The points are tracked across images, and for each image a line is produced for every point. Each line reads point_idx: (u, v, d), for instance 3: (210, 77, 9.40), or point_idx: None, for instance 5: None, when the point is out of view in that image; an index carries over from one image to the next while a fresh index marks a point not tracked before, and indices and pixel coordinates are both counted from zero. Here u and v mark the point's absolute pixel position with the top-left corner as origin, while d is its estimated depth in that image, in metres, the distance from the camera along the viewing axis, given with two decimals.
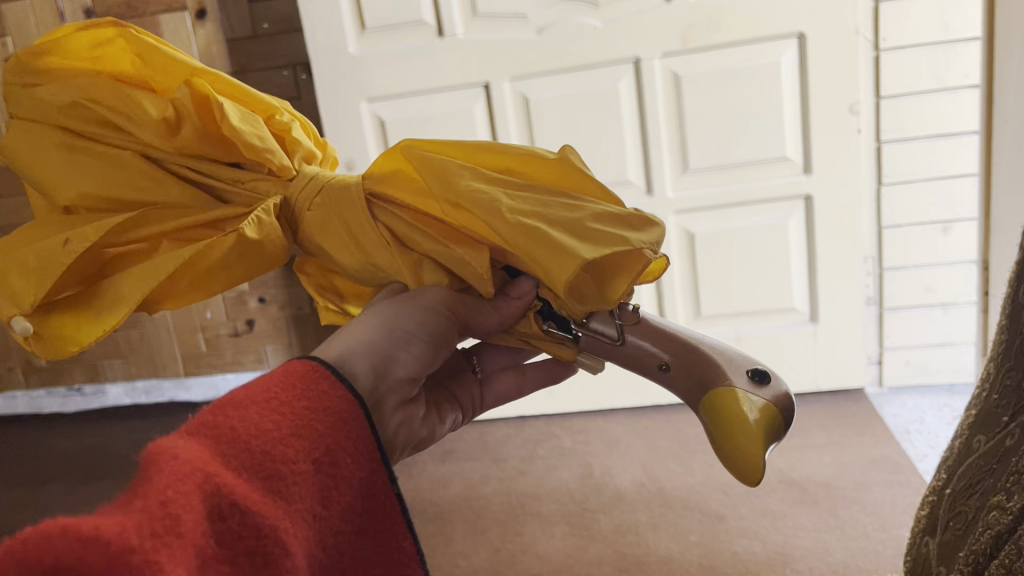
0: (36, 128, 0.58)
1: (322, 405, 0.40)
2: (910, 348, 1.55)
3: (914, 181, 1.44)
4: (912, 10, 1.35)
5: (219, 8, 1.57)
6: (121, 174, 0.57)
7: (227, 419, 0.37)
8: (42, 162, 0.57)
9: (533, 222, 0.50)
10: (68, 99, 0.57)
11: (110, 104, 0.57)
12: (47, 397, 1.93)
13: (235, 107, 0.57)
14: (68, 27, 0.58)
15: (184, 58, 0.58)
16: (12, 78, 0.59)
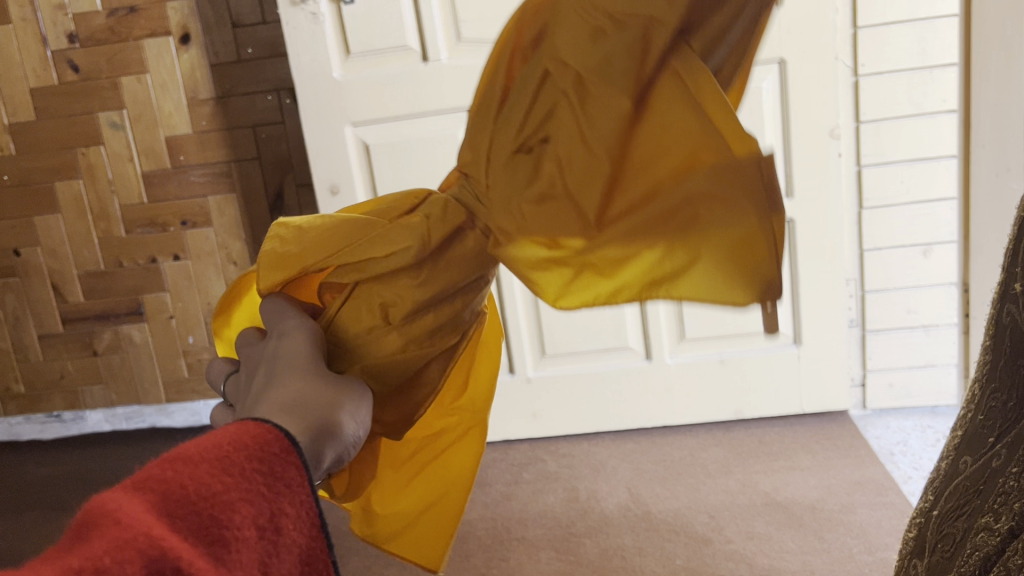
0: (679, 115, 0.42)
1: (274, 471, 0.34)
2: (892, 369, 1.55)
3: (893, 205, 1.45)
4: (890, 36, 1.37)
5: (202, 33, 1.57)
6: (589, 164, 0.44)
7: (176, 476, 0.32)
8: (655, 109, 0.43)
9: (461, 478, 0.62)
10: (681, 171, 0.42)
11: (656, 214, 0.43)
12: (25, 424, 1.90)
13: (559, 283, 0.47)
14: (732, 232, 0.41)
15: (633, 277, 0.45)
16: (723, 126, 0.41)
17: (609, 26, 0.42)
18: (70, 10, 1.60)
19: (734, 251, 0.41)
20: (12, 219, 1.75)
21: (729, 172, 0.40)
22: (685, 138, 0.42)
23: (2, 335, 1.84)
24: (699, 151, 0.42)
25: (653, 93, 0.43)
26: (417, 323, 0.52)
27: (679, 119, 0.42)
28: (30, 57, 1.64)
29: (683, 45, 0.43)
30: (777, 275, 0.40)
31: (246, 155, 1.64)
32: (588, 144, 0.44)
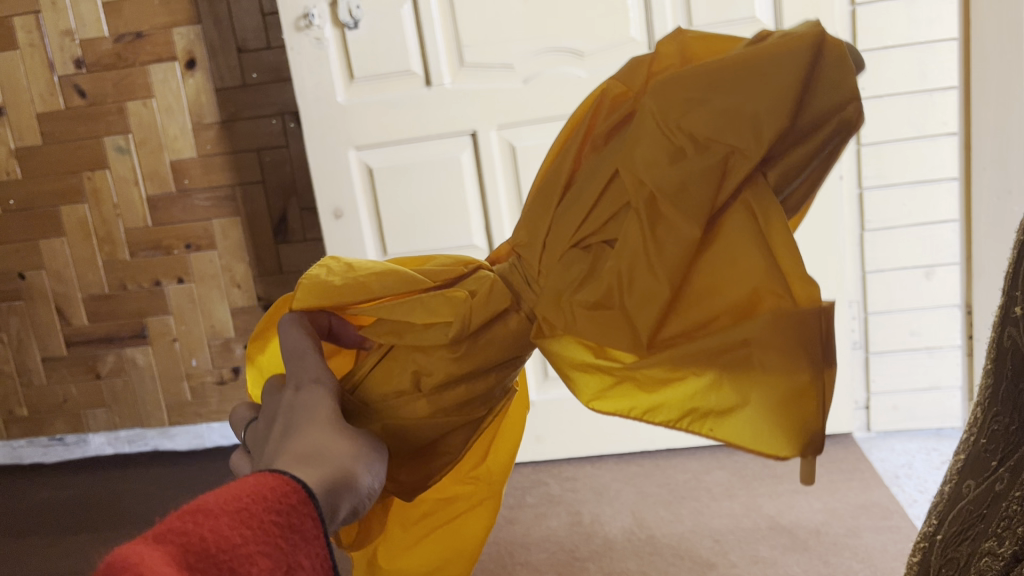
0: (745, 254, 0.45)
1: (291, 523, 0.35)
2: (897, 392, 1.54)
3: (896, 228, 1.46)
4: (890, 60, 1.38)
5: (207, 58, 1.59)
6: (648, 282, 0.46)
7: (195, 527, 0.33)
8: (723, 241, 0.46)
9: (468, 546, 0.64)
10: (732, 306, 0.45)
11: (707, 348, 0.45)
12: (28, 447, 1.89)
13: (596, 382, 0.50)
14: (777, 381, 0.44)
15: (670, 392, 0.48)
16: (784, 279, 0.44)
17: (692, 155, 0.45)
18: (78, 36, 1.62)
19: (778, 399, 0.44)
20: (17, 242, 1.76)
21: (786, 323, 0.43)
22: (745, 274, 0.45)
23: (6, 358, 1.84)
24: (759, 297, 0.45)
25: (723, 223, 0.46)
26: (444, 395, 0.56)
27: (741, 253, 0.45)
28: (37, 82, 1.66)
29: (760, 178, 0.46)
30: (816, 428, 0.43)
31: (250, 178, 1.65)
32: (656, 266, 0.46)
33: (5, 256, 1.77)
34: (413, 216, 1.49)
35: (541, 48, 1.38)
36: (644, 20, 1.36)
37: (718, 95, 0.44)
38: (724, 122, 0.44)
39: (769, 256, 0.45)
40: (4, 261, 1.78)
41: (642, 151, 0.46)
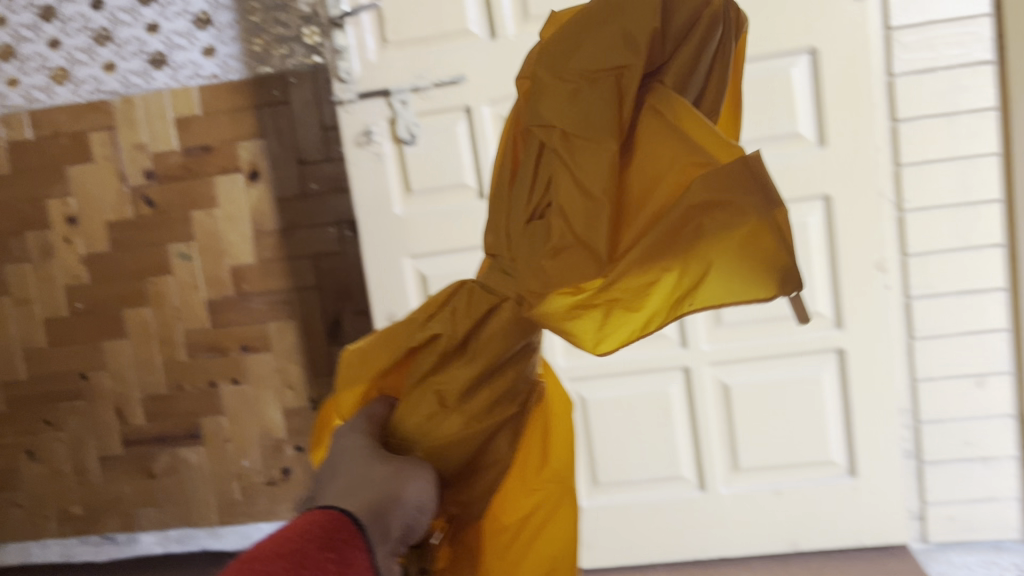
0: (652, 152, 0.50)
1: (345, 557, 0.42)
2: (952, 502, 1.52)
3: (945, 336, 1.46)
4: (931, 174, 1.42)
5: (270, 170, 1.67)
6: (585, 208, 0.49)
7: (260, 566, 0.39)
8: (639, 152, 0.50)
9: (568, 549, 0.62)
10: (662, 200, 0.49)
11: (660, 241, 0.48)
12: (80, 546, 1.92)
13: (591, 321, 0.50)
14: (731, 237, 0.46)
15: (651, 299, 0.49)
16: (693, 155, 0.49)
17: (596, 97, 0.50)
18: (149, 149, 1.71)
19: (745, 236, 0.46)
20: (81, 344, 1.82)
21: (718, 178, 0.47)
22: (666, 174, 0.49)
23: (63, 457, 1.88)
24: (680, 178, 0.49)
25: (638, 135, 0.51)
26: (475, 405, 0.58)
27: (660, 163, 0.50)
28: (108, 192, 1.74)
29: (657, 85, 0.52)
30: (791, 261, 0.45)
31: (306, 283, 1.71)
32: (587, 191, 0.49)
33: (68, 357, 1.83)
34: None
35: None
36: None
37: (591, 35, 0.51)
38: (611, 45, 0.50)
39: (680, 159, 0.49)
40: (67, 362, 1.84)
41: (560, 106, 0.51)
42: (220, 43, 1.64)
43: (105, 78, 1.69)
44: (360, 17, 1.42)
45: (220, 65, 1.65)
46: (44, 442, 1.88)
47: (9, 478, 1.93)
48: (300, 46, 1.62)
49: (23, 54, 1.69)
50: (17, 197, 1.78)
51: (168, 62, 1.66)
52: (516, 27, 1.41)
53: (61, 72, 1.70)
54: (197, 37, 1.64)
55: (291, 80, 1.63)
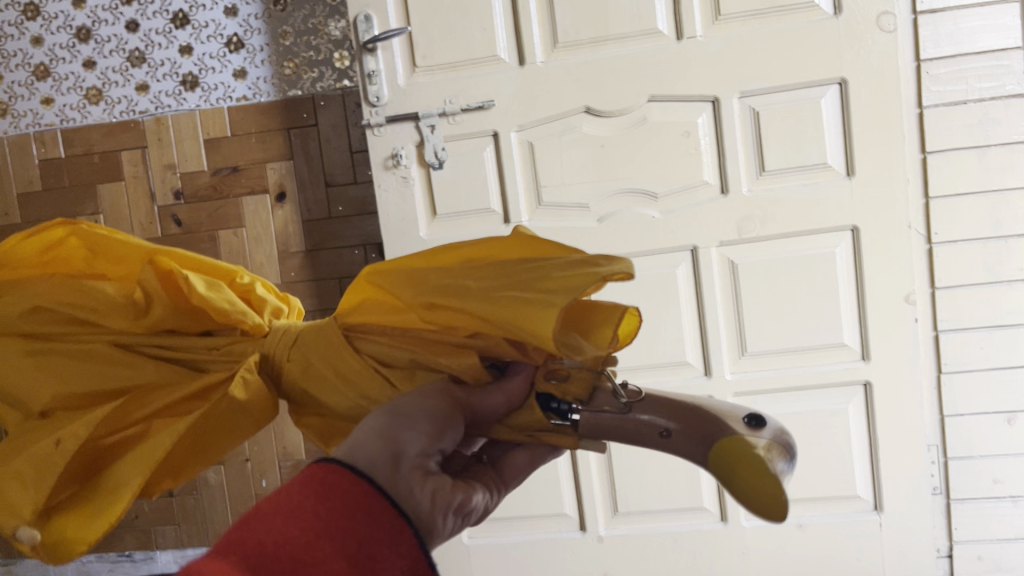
0: (58, 359, 0.65)
1: (344, 501, 0.44)
2: (980, 541, 1.49)
3: (974, 371, 1.44)
4: (961, 207, 1.41)
5: (298, 191, 1.68)
6: (113, 366, 0.65)
7: (267, 527, 0.42)
8: (73, 364, 0.65)
9: (513, 295, 0.57)
10: (74, 322, 0.67)
11: (86, 308, 0.67)
12: (97, 563, 1.92)
13: (200, 280, 0.66)
14: (38, 233, 0.68)
15: (135, 247, 0.69)
16: (54, 331, 0.66)
17: (49, 445, 0.61)
18: (179, 168, 1.73)
19: (60, 233, 0.69)
20: None
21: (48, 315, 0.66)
22: (67, 348, 0.65)
23: None
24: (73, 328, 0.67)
25: (78, 367, 0.65)
26: (349, 370, 0.63)
27: (60, 355, 0.65)
28: (138, 211, 1.76)
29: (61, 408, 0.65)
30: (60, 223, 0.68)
31: (329, 305, 1.71)
32: (120, 372, 0.65)
33: None
34: None
35: (615, 189, 1.44)
36: (717, 164, 1.42)
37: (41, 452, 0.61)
38: (61, 387, 0.64)
39: (30, 348, 0.65)
40: None
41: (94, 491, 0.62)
42: (252, 65, 1.67)
43: (138, 99, 1.72)
44: (391, 42, 1.44)
45: (251, 87, 1.67)
46: None
47: None
48: (331, 69, 1.64)
49: (58, 73, 1.74)
50: (49, 213, 1.80)
51: (200, 84, 1.69)
52: (545, 55, 1.42)
53: (95, 92, 1.73)
54: (230, 60, 1.67)
55: (320, 103, 1.65)
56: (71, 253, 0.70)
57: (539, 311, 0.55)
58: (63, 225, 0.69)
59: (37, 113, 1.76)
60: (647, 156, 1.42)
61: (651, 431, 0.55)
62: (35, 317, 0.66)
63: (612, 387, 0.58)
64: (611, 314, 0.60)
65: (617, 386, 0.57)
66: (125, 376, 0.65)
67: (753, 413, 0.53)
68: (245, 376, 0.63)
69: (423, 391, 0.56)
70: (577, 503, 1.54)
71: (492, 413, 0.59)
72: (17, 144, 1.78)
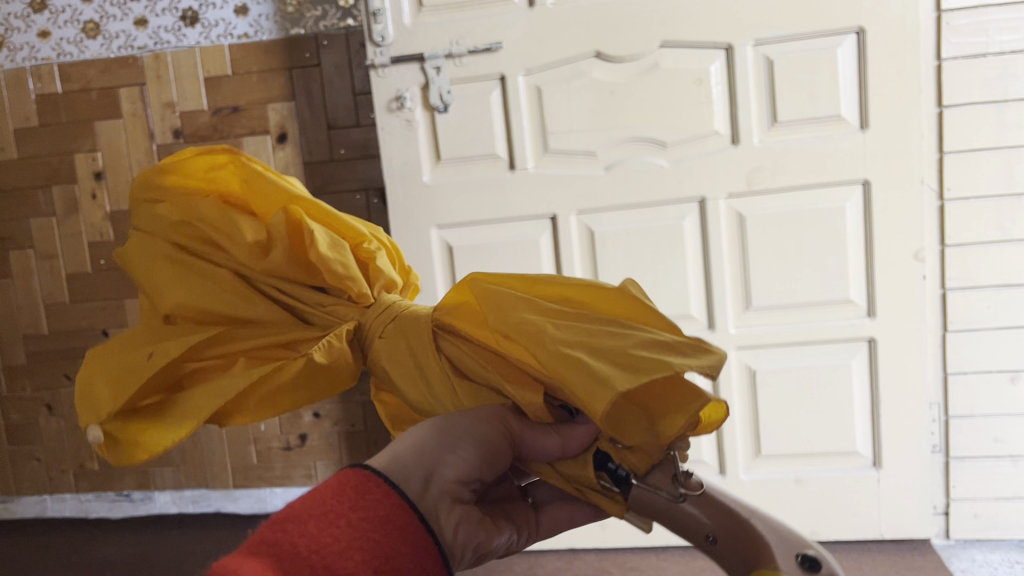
0: (176, 264, 0.59)
1: (377, 511, 0.42)
2: (977, 499, 1.49)
3: (980, 330, 1.43)
4: (977, 163, 1.38)
5: (299, 132, 1.65)
6: (224, 294, 0.58)
7: (298, 530, 0.40)
8: (183, 279, 0.58)
9: (579, 352, 0.48)
10: (199, 234, 0.59)
11: (211, 225, 0.58)
12: (96, 501, 1.93)
13: (326, 237, 0.57)
14: (187, 150, 0.60)
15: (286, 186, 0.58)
16: (178, 237, 0.59)
17: (144, 358, 0.56)
18: (179, 108, 1.69)
19: (223, 157, 0.60)
20: (102, 300, 1.81)
21: (180, 224, 0.59)
22: (191, 263, 0.59)
23: None
24: (195, 240, 0.59)
25: (190, 284, 0.58)
26: (427, 373, 0.55)
27: (186, 269, 0.59)
28: (136, 150, 1.73)
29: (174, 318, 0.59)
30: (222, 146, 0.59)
31: None
32: (230, 302, 0.58)
33: (90, 314, 1.83)
34: None
35: (622, 137, 1.42)
36: (729, 113, 1.39)
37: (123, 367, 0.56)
38: (174, 298, 0.58)
39: (166, 254, 0.59)
40: (89, 319, 1.83)
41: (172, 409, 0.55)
42: (253, 2, 1.62)
43: (137, 34, 1.68)
44: None
45: (253, 25, 1.63)
46: (63, 397, 1.88)
47: (29, 432, 1.93)
48: (334, 8, 1.59)
49: (54, 6, 1.69)
50: (46, 149, 1.77)
51: (200, 20, 1.65)
52: None
53: (92, 25, 1.68)
54: None
55: (323, 43, 1.61)
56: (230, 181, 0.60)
57: (600, 381, 0.46)
58: (228, 151, 0.59)
59: (34, 47, 1.72)
60: (657, 103, 1.39)
61: (698, 530, 0.46)
62: (176, 226, 0.59)
63: (675, 470, 0.49)
64: (688, 400, 0.49)
65: (681, 472, 0.48)
66: (235, 308, 0.58)
67: (807, 548, 0.42)
68: (329, 340, 0.56)
69: (479, 416, 0.52)
70: None
71: (547, 454, 0.52)
72: (12, 78, 1.74)
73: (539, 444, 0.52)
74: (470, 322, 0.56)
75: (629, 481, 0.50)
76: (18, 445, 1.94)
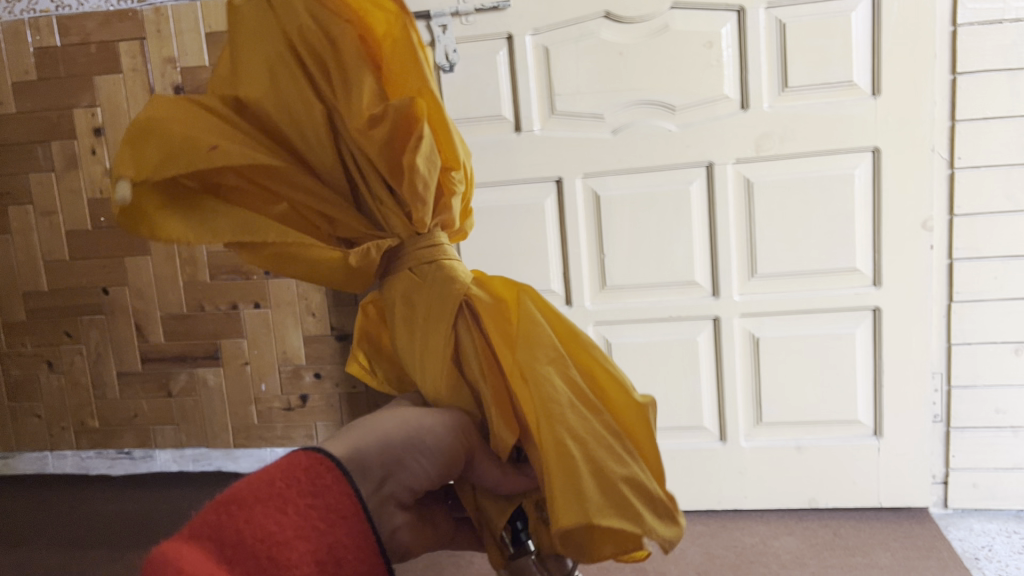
0: (277, 65, 0.46)
1: (326, 503, 0.37)
2: (977, 469, 1.49)
3: (986, 300, 1.43)
4: (988, 131, 1.37)
5: None
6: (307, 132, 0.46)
7: (232, 520, 0.35)
8: (274, 89, 0.46)
9: (574, 447, 0.42)
10: (318, 50, 0.46)
11: (332, 60, 0.46)
12: (96, 459, 1.93)
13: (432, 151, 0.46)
14: None
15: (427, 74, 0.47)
16: (294, 39, 0.46)
17: (191, 140, 0.43)
18: (179, 63, 1.67)
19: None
20: (103, 258, 1.80)
21: (304, 34, 0.46)
22: (291, 77, 0.46)
23: (83, 371, 1.88)
24: (308, 56, 0.46)
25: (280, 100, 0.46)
26: (430, 341, 0.47)
27: (286, 77, 0.46)
28: (137, 106, 1.71)
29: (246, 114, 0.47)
30: None
31: None
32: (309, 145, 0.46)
33: (90, 271, 1.82)
34: (494, 259, 1.49)
35: (630, 100, 1.39)
36: (739, 78, 1.37)
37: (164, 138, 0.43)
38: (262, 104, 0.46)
39: (278, 50, 0.46)
40: (89, 276, 1.82)
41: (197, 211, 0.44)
42: None
43: None
44: None
45: None
46: (64, 355, 1.88)
47: (31, 390, 1.94)
48: None
49: None
50: (46, 104, 1.75)
51: None
52: None
53: None
54: None
55: None
56: (381, 22, 0.47)
57: (577, 494, 0.41)
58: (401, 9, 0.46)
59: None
60: (666, 66, 1.37)
61: None
62: (305, 24, 0.46)
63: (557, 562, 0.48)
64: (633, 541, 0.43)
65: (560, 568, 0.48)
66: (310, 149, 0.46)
67: None
68: (369, 247, 0.46)
69: (451, 424, 0.45)
70: None
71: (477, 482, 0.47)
72: (11, 31, 1.72)
73: (485, 477, 0.47)
74: (496, 323, 0.47)
75: (528, 550, 0.47)
76: (20, 402, 1.94)
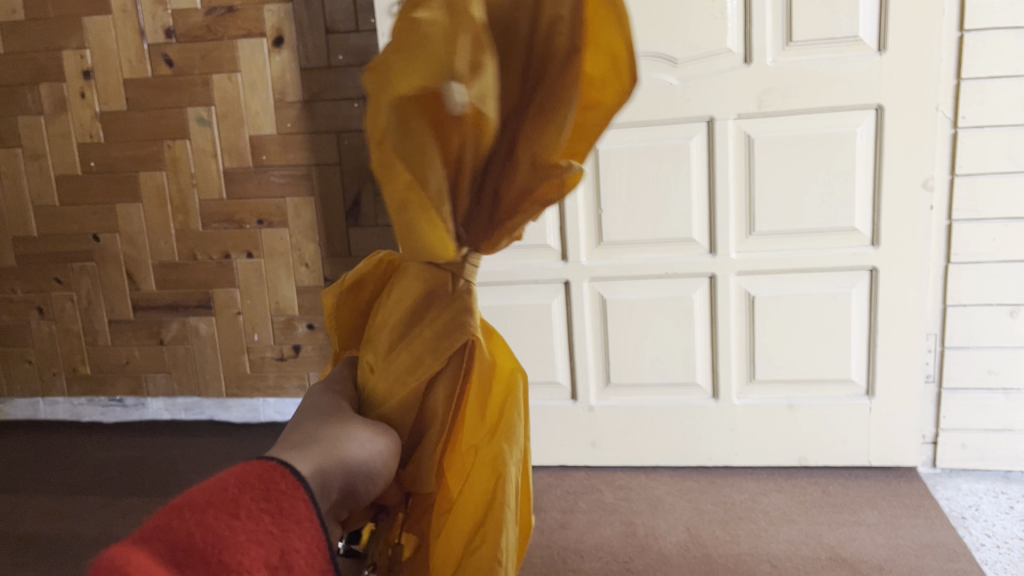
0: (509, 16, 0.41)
1: (282, 507, 0.32)
2: (967, 430, 1.50)
3: (983, 261, 1.42)
4: (993, 91, 1.35)
5: (295, 37, 1.59)
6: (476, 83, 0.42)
7: (179, 524, 0.30)
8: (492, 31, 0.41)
9: (504, 543, 0.44)
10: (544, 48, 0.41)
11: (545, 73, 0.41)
12: (88, 405, 1.93)
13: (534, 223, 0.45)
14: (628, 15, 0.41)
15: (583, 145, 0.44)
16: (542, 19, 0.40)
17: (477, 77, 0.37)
18: (170, 6, 1.63)
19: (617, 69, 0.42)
20: (95, 204, 1.78)
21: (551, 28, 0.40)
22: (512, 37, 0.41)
23: (74, 318, 1.87)
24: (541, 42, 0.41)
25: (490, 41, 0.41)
26: (415, 363, 0.44)
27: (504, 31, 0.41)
28: (126, 49, 1.67)
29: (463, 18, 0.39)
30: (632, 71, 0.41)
31: (327, 159, 1.65)
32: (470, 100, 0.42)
33: (80, 217, 1.80)
34: None
35: None
36: (743, 31, 1.34)
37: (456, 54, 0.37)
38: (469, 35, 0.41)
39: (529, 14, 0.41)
40: (80, 222, 1.80)
41: (408, 114, 0.38)
42: None
43: None
44: None
45: None
46: (55, 300, 1.87)
47: (21, 335, 1.92)
48: None
49: None
50: (34, 45, 1.71)
51: None
52: None
53: None
54: None
55: None
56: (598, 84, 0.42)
57: None
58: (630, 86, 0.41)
59: None
60: (668, 17, 1.34)
61: None
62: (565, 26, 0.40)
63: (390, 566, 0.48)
64: None
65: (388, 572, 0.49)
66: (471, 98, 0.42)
67: None
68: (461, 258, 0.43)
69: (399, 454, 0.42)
70: (569, 369, 1.55)
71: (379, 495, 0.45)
72: None
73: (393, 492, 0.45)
74: (485, 388, 0.46)
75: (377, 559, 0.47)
76: (10, 347, 1.94)
